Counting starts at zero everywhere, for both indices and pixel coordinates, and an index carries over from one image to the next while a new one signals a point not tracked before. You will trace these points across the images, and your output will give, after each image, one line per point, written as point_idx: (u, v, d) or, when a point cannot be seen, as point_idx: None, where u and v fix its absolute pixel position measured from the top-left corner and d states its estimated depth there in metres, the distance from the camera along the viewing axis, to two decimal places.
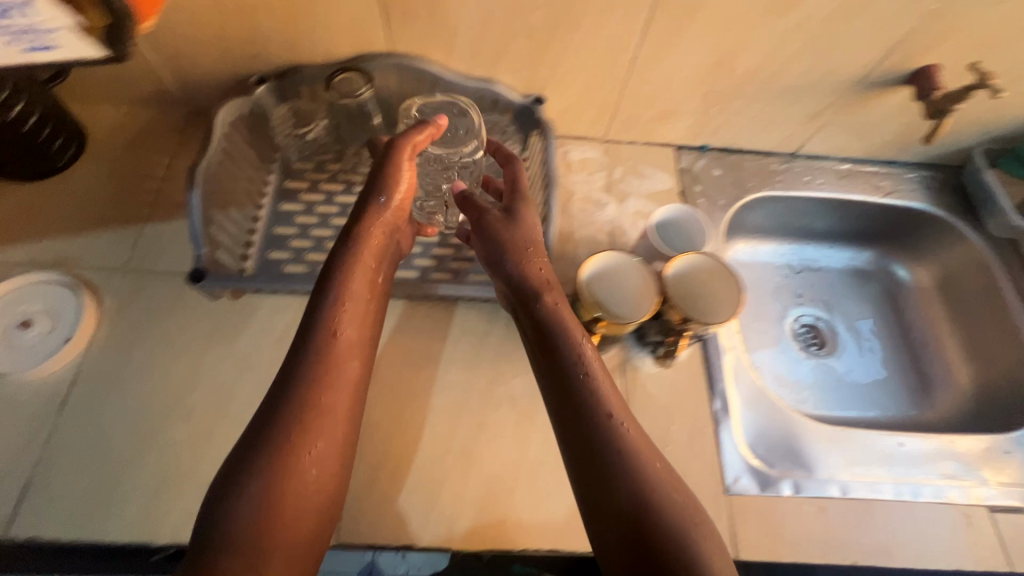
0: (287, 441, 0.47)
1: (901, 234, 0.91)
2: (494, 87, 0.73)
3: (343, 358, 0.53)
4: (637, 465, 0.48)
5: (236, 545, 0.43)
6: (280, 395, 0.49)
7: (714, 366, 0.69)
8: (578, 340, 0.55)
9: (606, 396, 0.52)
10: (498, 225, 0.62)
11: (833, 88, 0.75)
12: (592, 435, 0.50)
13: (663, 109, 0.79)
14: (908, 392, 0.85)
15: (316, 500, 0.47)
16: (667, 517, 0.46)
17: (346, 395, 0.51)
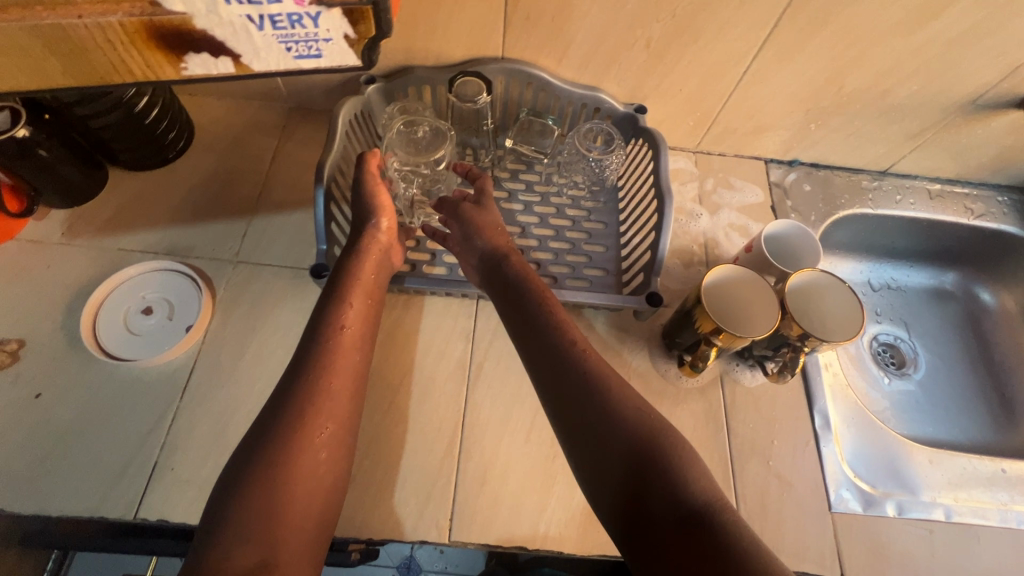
0: (297, 420, 0.48)
1: (988, 256, 0.90)
2: (599, 95, 0.75)
3: (340, 336, 0.55)
4: (610, 391, 0.51)
5: (247, 532, 0.43)
6: (296, 378, 0.51)
7: (813, 383, 0.69)
8: (546, 297, 0.59)
9: (576, 338, 0.55)
10: (467, 216, 0.66)
11: (939, 108, 0.75)
12: (565, 372, 0.52)
13: (762, 123, 0.79)
14: (991, 417, 0.84)
15: (323, 477, 0.48)
16: (642, 430, 0.48)
17: (343, 373, 0.53)
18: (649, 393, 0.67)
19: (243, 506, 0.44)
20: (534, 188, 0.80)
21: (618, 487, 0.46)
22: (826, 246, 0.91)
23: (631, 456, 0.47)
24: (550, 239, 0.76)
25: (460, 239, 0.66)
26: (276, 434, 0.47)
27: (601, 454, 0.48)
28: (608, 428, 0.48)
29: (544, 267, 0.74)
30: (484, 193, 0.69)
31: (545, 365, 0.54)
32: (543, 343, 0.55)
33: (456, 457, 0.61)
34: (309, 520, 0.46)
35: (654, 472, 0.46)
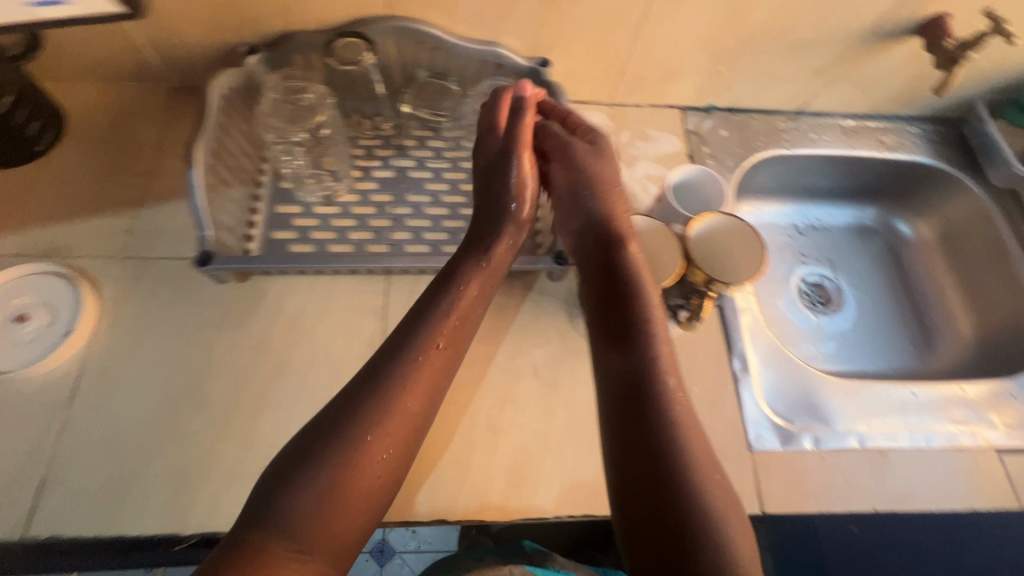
0: (359, 439, 0.46)
1: (904, 188, 0.92)
2: (497, 49, 0.70)
3: (428, 353, 0.52)
4: (667, 405, 0.50)
5: (292, 530, 0.42)
6: (374, 390, 0.49)
7: (731, 327, 0.69)
8: (643, 287, 0.57)
9: (655, 335, 0.55)
10: (584, 169, 0.65)
11: (841, 41, 0.74)
12: (633, 367, 0.52)
13: (671, 69, 0.77)
14: (911, 345, 0.87)
15: (374, 491, 0.46)
16: (686, 460, 0.47)
17: (419, 395, 0.50)
18: (568, 353, 0.66)
19: (294, 513, 0.43)
20: (444, 154, 0.76)
21: (640, 495, 0.46)
22: (747, 191, 0.91)
23: (665, 476, 0.46)
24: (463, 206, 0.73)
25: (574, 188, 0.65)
26: (345, 446, 0.46)
27: (636, 458, 0.47)
28: (655, 440, 0.48)
29: (458, 236, 0.71)
30: (605, 149, 0.66)
31: (613, 351, 0.54)
32: (617, 330, 0.56)
33: None
34: (349, 539, 0.44)
35: (682, 497, 0.45)
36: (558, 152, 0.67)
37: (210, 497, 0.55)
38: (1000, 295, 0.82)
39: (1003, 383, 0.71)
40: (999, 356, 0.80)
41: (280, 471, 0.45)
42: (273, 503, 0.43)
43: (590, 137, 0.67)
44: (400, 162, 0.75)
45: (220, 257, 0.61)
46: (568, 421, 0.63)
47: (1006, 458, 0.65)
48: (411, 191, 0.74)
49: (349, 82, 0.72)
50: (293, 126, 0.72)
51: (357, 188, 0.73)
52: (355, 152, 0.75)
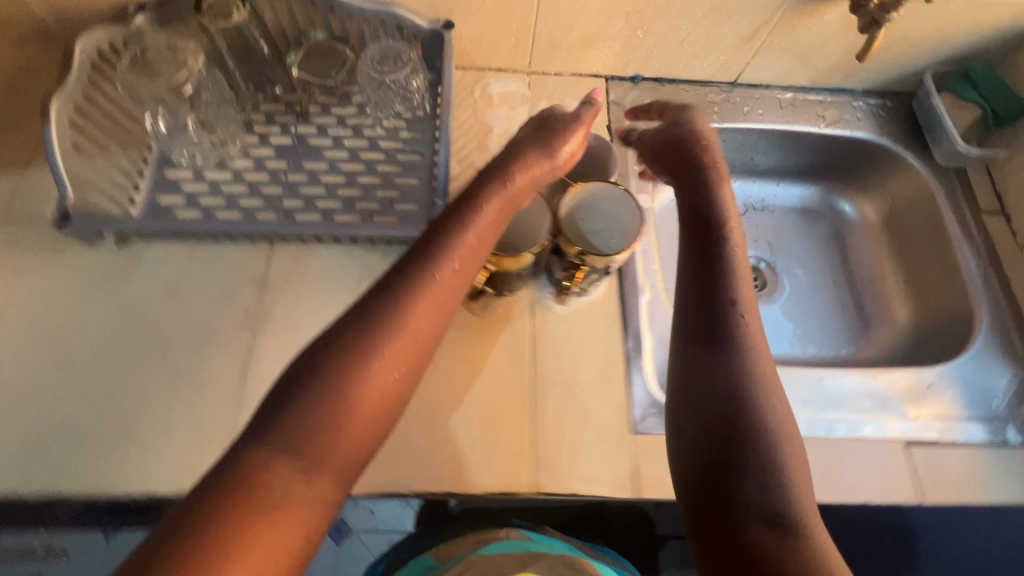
0: (371, 354, 0.45)
1: (847, 167, 0.86)
2: (395, 10, 0.67)
3: (443, 272, 0.50)
4: (746, 364, 0.47)
5: (291, 447, 0.41)
6: (388, 304, 0.48)
7: (629, 306, 0.66)
8: (730, 244, 0.55)
9: (738, 293, 0.51)
10: (691, 129, 0.64)
11: (763, 4, 0.69)
12: (715, 324, 0.50)
13: (586, 33, 0.73)
14: (846, 332, 0.82)
15: (377, 415, 0.45)
16: (764, 418, 0.44)
17: (433, 312, 0.49)
18: (451, 327, 0.64)
19: (290, 428, 0.42)
20: (348, 122, 0.73)
21: (714, 453, 0.44)
22: None
23: (739, 435, 0.44)
24: (360, 174, 0.71)
25: (698, 140, 0.63)
26: (339, 360, 0.45)
27: (708, 418, 0.46)
28: (731, 398, 0.46)
29: (352, 204, 0.69)
30: (686, 111, 0.66)
31: (692, 311, 0.52)
32: (697, 286, 0.52)
33: (233, 404, 0.58)
34: (349, 456, 0.44)
35: (755, 453, 0.42)
36: (670, 122, 0.66)
37: (59, 461, 0.54)
38: (939, 280, 0.77)
39: (922, 372, 0.66)
40: (932, 345, 0.75)
41: (285, 388, 0.44)
42: (279, 419, 0.42)
43: (675, 110, 0.68)
44: (301, 129, 0.72)
45: (80, 216, 0.61)
46: (442, 396, 0.60)
47: (915, 451, 0.61)
48: (308, 158, 0.71)
49: (236, 46, 0.70)
50: (150, 81, 0.64)
51: (250, 153, 0.70)
52: (255, 118, 0.72)
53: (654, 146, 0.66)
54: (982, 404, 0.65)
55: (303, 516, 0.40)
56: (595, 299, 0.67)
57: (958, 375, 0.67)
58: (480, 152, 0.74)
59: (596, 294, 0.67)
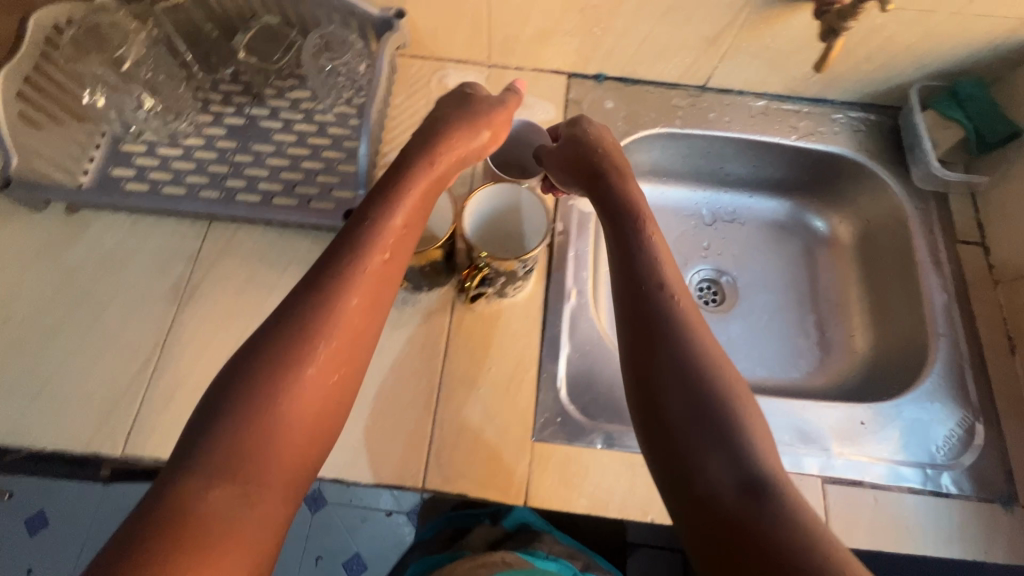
0: (302, 356, 0.42)
1: (822, 181, 0.81)
2: None
3: (372, 261, 0.47)
4: (689, 350, 0.46)
5: (227, 468, 0.39)
6: (308, 297, 0.44)
7: (551, 311, 0.65)
8: (647, 230, 0.54)
9: (668, 279, 0.50)
10: (591, 135, 0.63)
11: (723, 6, 0.65)
12: (647, 321, 0.48)
13: (540, 28, 0.71)
14: (806, 358, 0.76)
15: (324, 411, 0.43)
16: (720, 398, 0.43)
17: (368, 299, 0.46)
18: None
19: (221, 447, 0.39)
20: (300, 106, 0.73)
21: (681, 453, 0.42)
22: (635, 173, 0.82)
23: (700, 427, 0.42)
24: (303, 158, 0.70)
25: (597, 147, 0.62)
26: (263, 367, 0.42)
27: (666, 423, 0.44)
28: (685, 393, 0.44)
29: (292, 188, 0.69)
30: (583, 120, 0.65)
31: (627, 315, 0.50)
32: (633, 286, 0.50)
33: (149, 372, 0.61)
34: (294, 458, 0.41)
35: (733, 455, 0.41)
36: (570, 131, 0.64)
37: None
38: (902, 311, 0.72)
39: (855, 408, 0.63)
40: (883, 380, 0.71)
41: (205, 407, 0.41)
42: (205, 445, 0.39)
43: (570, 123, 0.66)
44: (253, 111, 0.73)
45: (22, 183, 0.64)
46: None
47: (831, 490, 0.58)
48: (255, 140, 0.71)
49: (187, 32, 0.72)
50: (96, 55, 0.68)
51: (203, 132, 0.72)
52: (212, 97, 0.74)
53: (557, 152, 0.63)
54: (918, 448, 0.61)
55: (247, 529, 0.38)
56: (518, 301, 0.66)
57: (895, 414, 0.63)
58: None
59: (520, 296, 0.66)
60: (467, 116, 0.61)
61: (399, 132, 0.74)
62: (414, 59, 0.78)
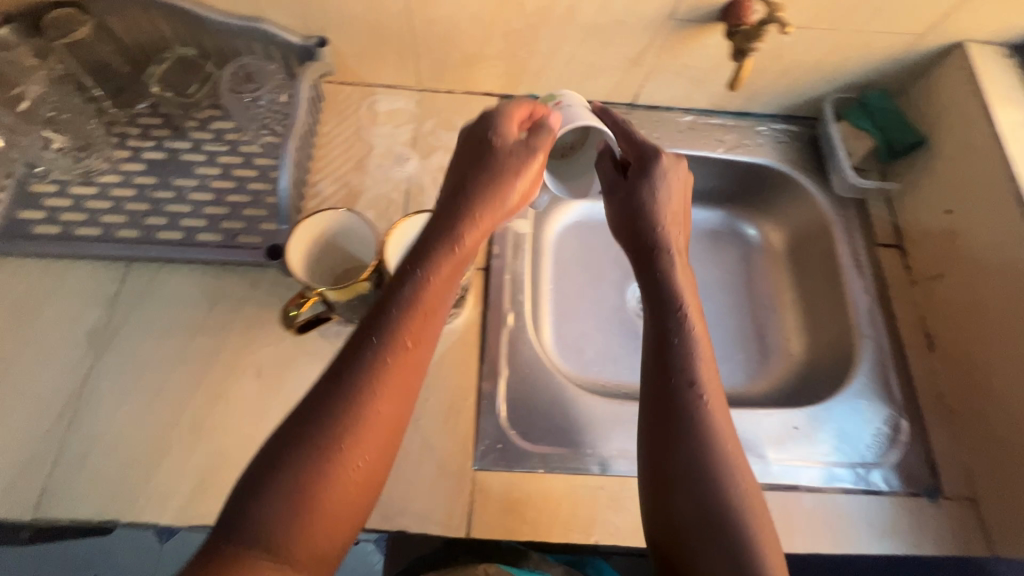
0: (332, 460, 0.37)
1: (752, 192, 0.84)
2: (262, 26, 0.66)
3: (398, 346, 0.40)
4: (709, 449, 0.47)
5: (261, 545, 0.35)
6: (362, 368, 0.39)
7: (489, 334, 0.65)
8: (687, 319, 0.53)
9: (699, 376, 0.50)
10: (653, 195, 0.61)
11: (642, 28, 0.66)
12: (672, 409, 0.49)
13: (466, 52, 0.71)
14: (746, 360, 0.78)
15: (351, 514, 0.38)
16: (728, 502, 0.45)
17: (395, 392, 0.40)
18: (301, 353, 0.62)
19: (261, 523, 0.35)
20: (225, 137, 0.72)
21: (679, 536, 0.46)
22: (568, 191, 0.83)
23: (699, 520, 0.45)
24: (228, 191, 0.69)
25: (654, 213, 0.60)
26: (309, 443, 0.37)
27: (673, 504, 0.47)
28: (695, 485, 0.46)
29: (216, 222, 0.67)
30: (656, 166, 0.61)
31: (652, 394, 0.51)
32: (662, 375, 0.51)
33: (63, 428, 0.57)
34: (329, 546, 0.37)
35: (729, 548, 0.44)
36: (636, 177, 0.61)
37: None
38: (831, 314, 0.74)
39: (789, 413, 0.64)
40: (816, 382, 0.73)
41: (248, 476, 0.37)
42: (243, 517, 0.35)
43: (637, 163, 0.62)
44: (174, 144, 0.71)
45: None
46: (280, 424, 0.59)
47: (770, 496, 0.59)
48: (177, 174, 0.69)
49: (95, 66, 0.70)
50: None
51: (120, 168, 0.69)
52: (129, 131, 0.71)
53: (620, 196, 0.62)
54: (851, 448, 0.63)
55: None
56: (456, 328, 0.65)
57: (828, 416, 0.64)
58: (356, 172, 0.73)
59: (458, 321, 0.65)
60: (493, 172, 0.48)
61: (328, 160, 0.73)
62: (344, 85, 0.77)
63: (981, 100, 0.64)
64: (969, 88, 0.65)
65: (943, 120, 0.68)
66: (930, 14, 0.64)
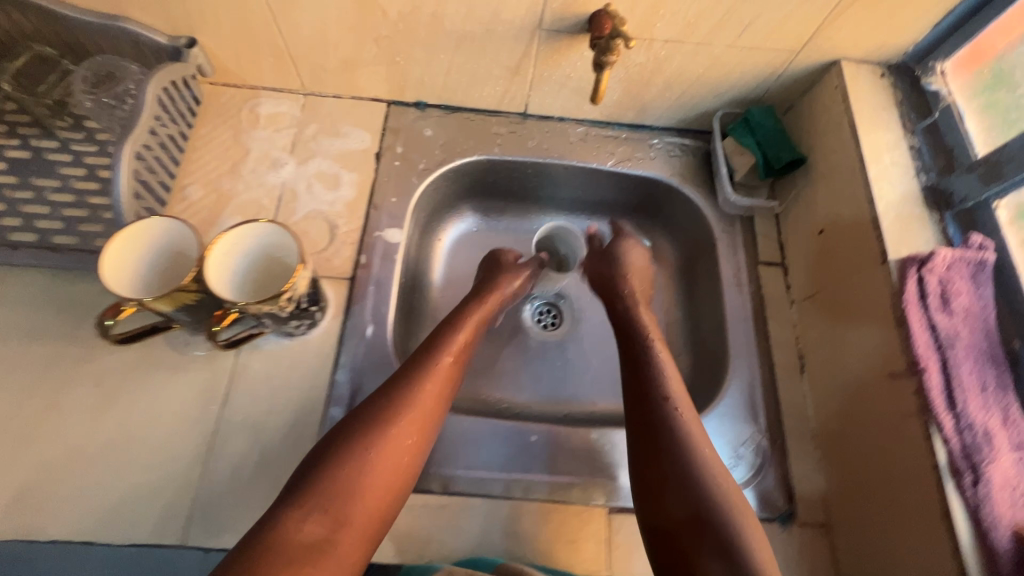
0: (383, 437, 0.50)
1: (648, 206, 0.83)
2: (121, 24, 0.64)
3: (440, 359, 0.57)
4: (684, 443, 0.50)
5: (326, 500, 0.46)
6: (406, 375, 0.55)
7: (345, 345, 0.64)
8: (654, 346, 0.59)
9: (670, 382, 0.55)
10: (624, 259, 0.71)
11: (513, 37, 0.65)
12: (651, 414, 0.53)
13: (341, 56, 0.70)
14: None
15: (394, 485, 0.50)
16: (712, 494, 0.47)
17: (437, 394, 0.55)
18: (147, 362, 0.61)
19: (329, 484, 0.47)
20: (95, 137, 0.71)
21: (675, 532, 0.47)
22: (457, 203, 0.81)
23: (695, 508, 0.47)
24: (91, 193, 0.67)
25: (622, 271, 0.69)
26: (367, 424, 0.51)
27: (666, 503, 0.48)
28: (682, 479, 0.48)
29: (73, 224, 0.65)
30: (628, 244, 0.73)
31: (632, 406, 0.55)
32: (639, 391, 0.55)
33: None
34: (374, 511, 0.48)
35: (719, 537, 0.45)
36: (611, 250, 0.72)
37: None
38: (711, 332, 0.73)
39: None
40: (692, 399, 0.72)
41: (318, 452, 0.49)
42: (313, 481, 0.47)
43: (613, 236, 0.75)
44: (42, 143, 0.69)
45: None
46: (116, 433, 0.58)
47: (614, 520, 0.58)
48: (39, 173, 0.67)
49: None
50: None
51: None
52: None
53: (596, 266, 0.72)
54: None
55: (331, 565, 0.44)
56: (313, 338, 0.64)
57: None
58: (229, 176, 0.71)
59: (314, 333, 0.64)
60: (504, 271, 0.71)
61: (201, 163, 0.71)
62: (227, 86, 0.76)
63: (850, 122, 0.63)
64: (841, 107, 0.64)
65: (822, 140, 0.67)
66: (803, 33, 0.62)
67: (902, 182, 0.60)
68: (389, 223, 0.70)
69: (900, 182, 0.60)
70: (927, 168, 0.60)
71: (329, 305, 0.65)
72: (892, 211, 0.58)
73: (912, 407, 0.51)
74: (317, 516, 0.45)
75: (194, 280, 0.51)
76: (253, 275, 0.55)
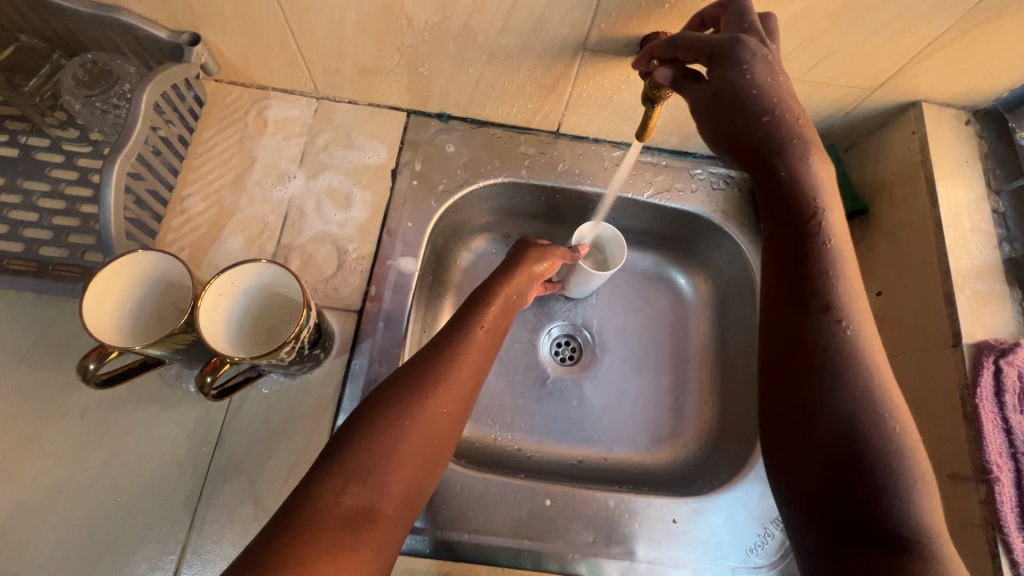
0: (417, 405, 0.45)
1: (686, 240, 0.77)
2: (118, 17, 0.57)
3: (475, 330, 0.51)
4: (858, 392, 0.40)
5: (354, 470, 0.40)
6: (439, 347, 0.49)
7: (347, 390, 0.59)
8: (826, 232, 0.45)
9: (840, 302, 0.43)
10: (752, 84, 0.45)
11: (553, 55, 0.58)
12: (805, 333, 0.43)
13: (360, 63, 0.63)
14: (656, 426, 0.72)
15: (428, 451, 0.44)
16: (880, 439, 0.39)
17: (474, 364, 0.49)
18: (140, 396, 0.57)
19: (357, 457, 0.41)
20: (89, 136, 0.64)
21: (826, 501, 0.39)
22: (476, 225, 0.75)
23: (873, 474, 0.38)
24: (81, 202, 0.60)
25: (760, 117, 0.46)
26: (398, 391, 0.45)
27: (822, 461, 0.40)
28: (850, 439, 0.39)
29: (61, 235, 0.59)
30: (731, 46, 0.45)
31: (780, 332, 0.45)
32: (792, 299, 0.44)
33: None
34: (409, 483, 0.42)
35: (873, 479, 0.38)
36: (714, 69, 0.46)
37: None
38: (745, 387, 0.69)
39: (671, 503, 0.58)
40: (720, 454, 0.68)
41: (346, 423, 0.44)
42: (341, 455, 0.41)
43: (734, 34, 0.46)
44: (30, 140, 0.63)
45: None
46: (101, 473, 0.54)
47: None
48: (26, 175, 0.61)
49: None
50: None
51: None
52: None
53: (716, 121, 0.48)
54: (734, 549, 0.57)
55: (369, 550, 0.38)
56: (314, 379, 0.59)
57: (715, 515, 0.58)
58: (232, 189, 0.65)
59: (316, 373, 0.59)
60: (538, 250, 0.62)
61: (202, 172, 0.65)
62: (234, 85, 0.69)
63: (927, 176, 0.56)
64: (918, 157, 0.57)
65: (890, 190, 0.60)
66: (884, 70, 0.55)
67: (981, 251, 0.53)
68: (403, 251, 0.65)
69: (979, 251, 0.53)
70: (1011, 237, 0.54)
71: (333, 343, 0.60)
72: (969, 286, 0.52)
73: (974, 518, 0.46)
74: (351, 492, 0.39)
75: (187, 323, 0.46)
76: (247, 312, 0.51)
